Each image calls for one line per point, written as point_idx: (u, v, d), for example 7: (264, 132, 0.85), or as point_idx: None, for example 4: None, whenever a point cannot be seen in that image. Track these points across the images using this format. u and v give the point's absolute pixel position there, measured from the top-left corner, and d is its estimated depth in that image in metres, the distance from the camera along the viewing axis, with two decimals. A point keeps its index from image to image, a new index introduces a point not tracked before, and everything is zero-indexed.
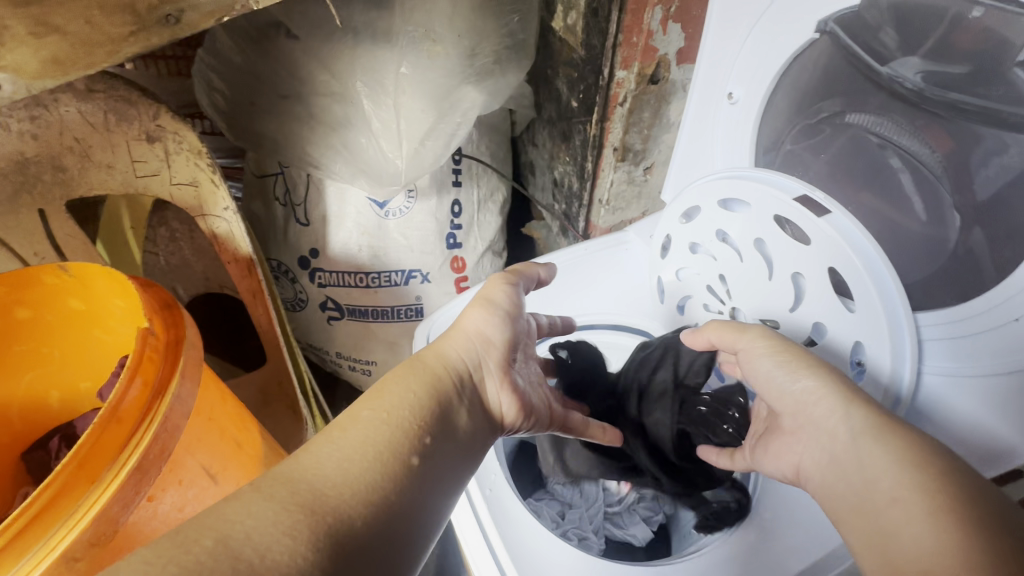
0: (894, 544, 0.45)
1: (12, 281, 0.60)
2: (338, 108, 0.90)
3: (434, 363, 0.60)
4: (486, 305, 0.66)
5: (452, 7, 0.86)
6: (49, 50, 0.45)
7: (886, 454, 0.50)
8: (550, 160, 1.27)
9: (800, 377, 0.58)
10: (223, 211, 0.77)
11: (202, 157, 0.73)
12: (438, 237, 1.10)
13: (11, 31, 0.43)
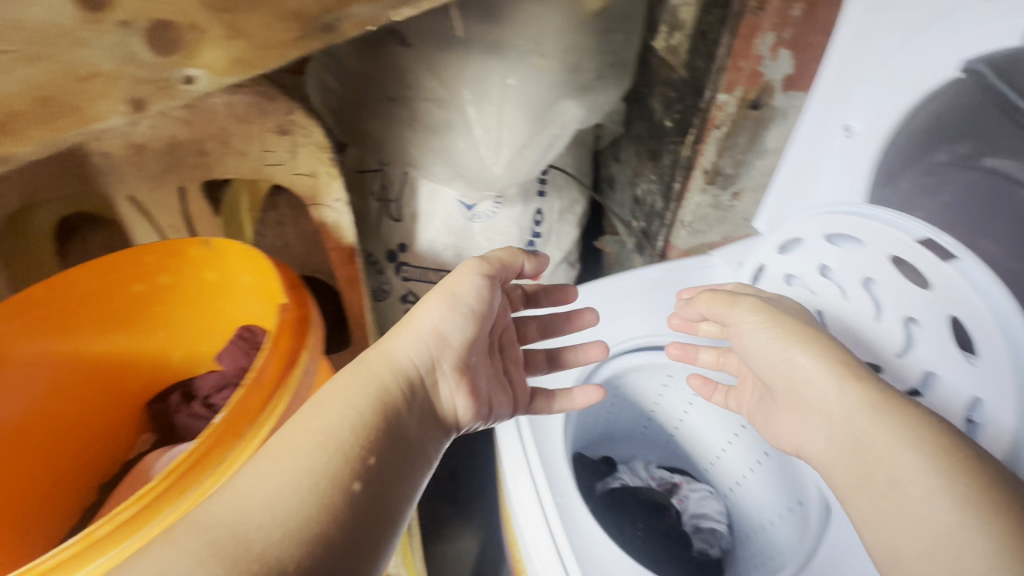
0: (902, 513, 0.50)
1: (158, 251, 0.66)
2: (440, 113, 0.93)
3: (377, 375, 0.62)
4: (440, 303, 0.67)
5: (561, 22, 0.88)
6: (235, 52, 0.48)
7: (887, 425, 0.54)
8: (633, 178, 1.27)
9: (792, 353, 0.64)
10: (334, 202, 0.83)
11: (325, 151, 0.80)
12: (518, 242, 1.15)
13: (208, 33, 0.45)
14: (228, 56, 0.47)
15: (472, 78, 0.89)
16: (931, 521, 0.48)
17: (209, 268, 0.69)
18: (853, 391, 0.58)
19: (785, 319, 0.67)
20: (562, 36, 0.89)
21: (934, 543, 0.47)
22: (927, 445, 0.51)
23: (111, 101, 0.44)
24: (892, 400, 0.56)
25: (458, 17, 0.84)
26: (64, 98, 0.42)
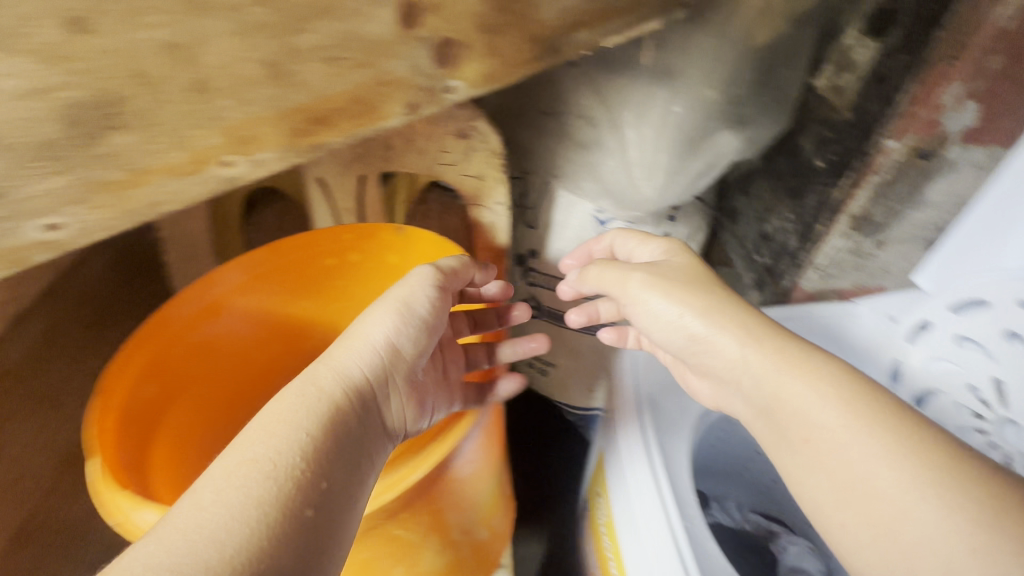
0: (842, 473, 0.49)
1: (357, 231, 0.72)
2: (596, 131, 0.97)
3: (314, 393, 0.48)
4: (388, 306, 0.56)
5: (737, 56, 0.89)
6: (487, 69, 0.54)
7: (818, 389, 0.52)
8: (763, 213, 1.23)
9: (725, 330, 0.57)
10: (495, 205, 0.88)
11: (498, 157, 0.84)
12: None
13: (473, 51, 0.51)
14: (479, 70, 0.53)
15: (642, 97, 0.91)
16: (864, 471, 0.48)
17: (394, 254, 0.75)
18: (767, 355, 0.55)
19: (661, 279, 0.62)
20: (735, 66, 0.90)
21: (872, 493, 0.47)
22: (833, 393, 0.52)
23: (395, 103, 0.48)
24: (784, 352, 0.55)
25: (651, 47, 0.88)
26: (365, 97, 0.45)
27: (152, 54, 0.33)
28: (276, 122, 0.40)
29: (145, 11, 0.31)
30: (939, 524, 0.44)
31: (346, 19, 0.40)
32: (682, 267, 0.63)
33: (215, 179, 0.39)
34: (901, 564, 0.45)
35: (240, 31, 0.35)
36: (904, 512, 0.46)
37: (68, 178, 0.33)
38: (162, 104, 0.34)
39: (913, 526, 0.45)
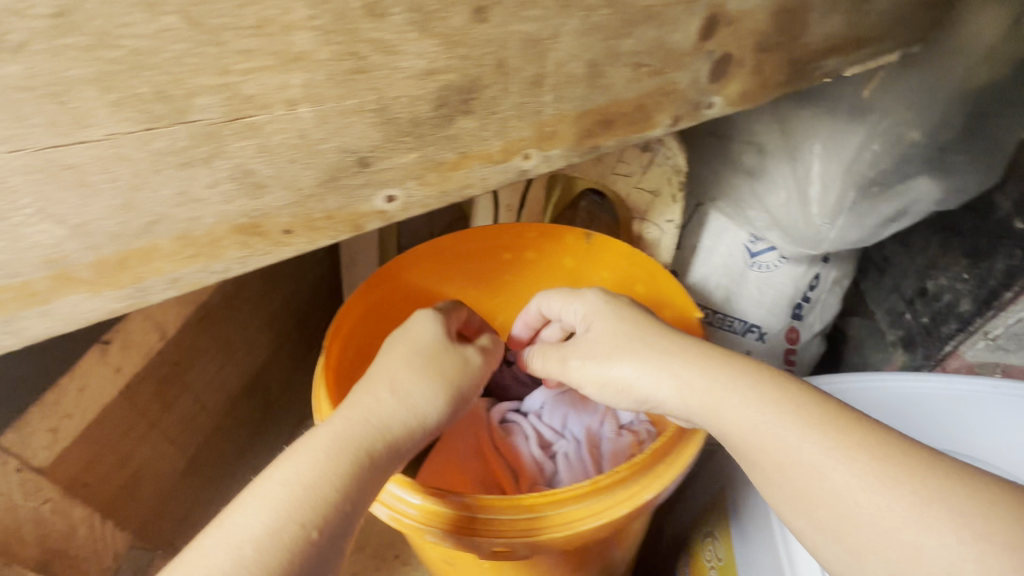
0: (802, 484, 0.35)
1: (542, 232, 0.72)
2: (756, 159, 0.79)
3: (349, 450, 0.38)
4: (426, 364, 0.44)
5: (973, 77, 0.65)
6: (746, 87, 0.51)
7: (749, 395, 0.39)
8: (924, 269, 0.83)
9: (663, 375, 0.42)
10: (664, 222, 0.86)
11: (679, 176, 0.82)
12: (789, 303, 0.94)
13: (742, 67, 0.49)
14: (740, 88, 0.51)
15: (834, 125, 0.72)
16: (835, 483, 0.34)
17: (572, 257, 0.74)
18: (695, 377, 0.41)
19: (621, 328, 0.46)
20: (961, 103, 0.66)
21: (829, 504, 0.34)
22: (785, 409, 0.38)
23: (666, 114, 0.47)
24: (709, 363, 0.42)
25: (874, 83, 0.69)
26: (646, 104, 0.44)
27: (518, 46, 0.33)
28: (575, 121, 0.41)
29: (528, 5, 0.32)
30: (931, 528, 0.31)
31: (661, 27, 0.40)
32: (609, 330, 0.47)
33: (512, 170, 0.40)
34: (879, 570, 0.32)
35: (586, 32, 0.36)
36: (882, 519, 0.32)
37: (418, 155, 0.34)
38: (505, 95, 0.35)
39: (911, 539, 0.31)
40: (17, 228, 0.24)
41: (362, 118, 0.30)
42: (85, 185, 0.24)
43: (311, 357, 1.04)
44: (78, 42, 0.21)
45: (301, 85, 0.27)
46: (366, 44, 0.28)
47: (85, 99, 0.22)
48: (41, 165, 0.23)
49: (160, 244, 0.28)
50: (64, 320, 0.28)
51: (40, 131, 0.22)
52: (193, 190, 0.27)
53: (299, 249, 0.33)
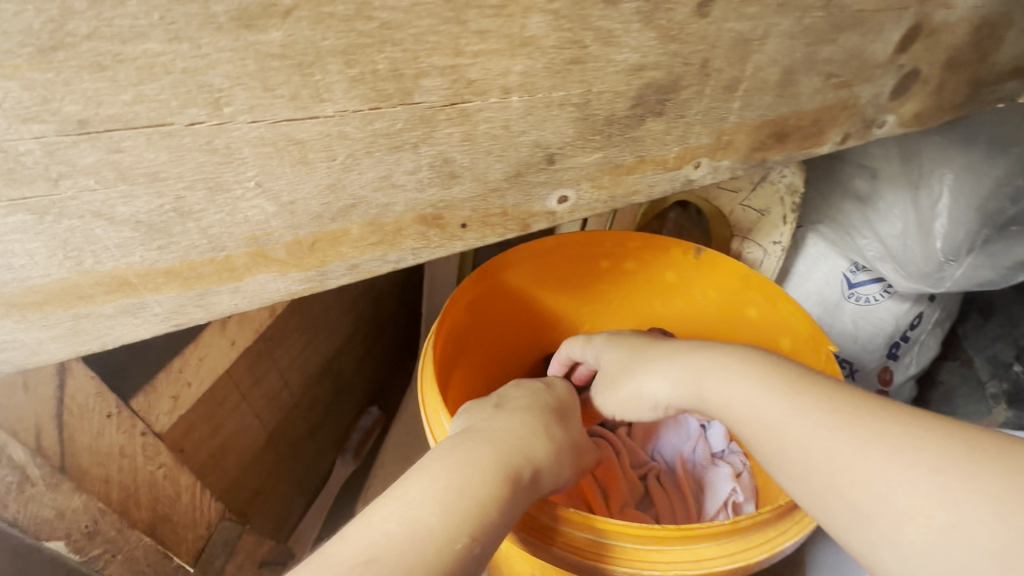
0: (772, 447, 0.31)
1: (646, 243, 0.65)
2: (869, 185, 0.66)
3: (507, 465, 0.37)
4: (558, 416, 0.46)
5: None
6: (923, 106, 0.46)
7: (722, 361, 0.36)
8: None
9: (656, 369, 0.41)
10: (769, 244, 0.74)
11: (795, 195, 0.71)
12: (887, 340, 0.76)
13: (926, 85, 0.44)
14: (917, 108, 0.46)
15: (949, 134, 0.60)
16: (798, 432, 0.30)
17: (676, 271, 0.68)
18: (680, 366, 0.39)
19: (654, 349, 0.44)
20: None
21: (833, 478, 0.27)
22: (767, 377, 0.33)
23: (838, 131, 0.42)
24: (692, 352, 0.39)
25: None
26: (823, 119, 0.40)
27: (727, 45, 0.30)
28: (753, 131, 0.37)
29: (749, 1, 0.29)
30: (900, 468, 0.25)
31: (864, 35, 0.36)
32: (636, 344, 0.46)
33: (680, 179, 0.37)
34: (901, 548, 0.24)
35: (793, 34, 0.33)
36: (843, 464, 0.27)
37: (601, 155, 0.32)
38: (698, 97, 0.32)
39: (878, 483, 0.26)
40: (236, 202, 0.23)
41: (563, 112, 0.28)
42: (305, 162, 0.23)
43: (381, 340, 1.02)
44: (339, 10, 0.20)
45: (521, 72, 0.25)
46: (591, 33, 0.26)
47: (329, 71, 0.21)
48: (273, 139, 0.22)
49: (351, 229, 0.27)
50: (250, 298, 0.27)
51: (282, 103, 0.21)
52: (395, 175, 0.26)
53: (468, 245, 0.32)
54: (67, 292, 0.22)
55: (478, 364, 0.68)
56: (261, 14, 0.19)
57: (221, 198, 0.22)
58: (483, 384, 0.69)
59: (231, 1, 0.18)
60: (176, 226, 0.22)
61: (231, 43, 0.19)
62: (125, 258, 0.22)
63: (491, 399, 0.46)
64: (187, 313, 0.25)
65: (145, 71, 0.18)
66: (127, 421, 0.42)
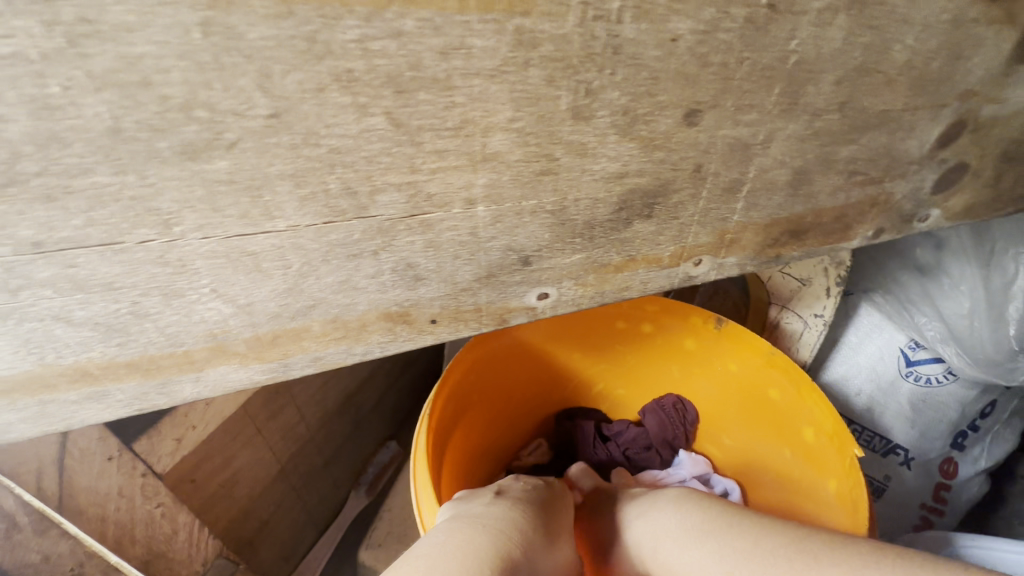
0: None
1: (671, 306, 0.61)
2: (933, 261, 0.57)
3: (507, 558, 0.36)
4: (558, 514, 0.44)
5: None
6: (980, 200, 0.41)
7: (664, 519, 0.40)
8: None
9: (629, 531, 0.44)
10: (810, 317, 0.62)
11: (839, 267, 0.58)
12: (951, 430, 0.64)
13: (984, 175, 0.39)
14: (969, 201, 0.40)
15: (1021, 222, 0.53)
16: None
17: (695, 339, 0.63)
18: (637, 525, 0.43)
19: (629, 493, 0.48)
20: None
21: None
22: (693, 530, 0.38)
23: (869, 225, 0.39)
24: (644, 509, 0.43)
25: None
26: (848, 216, 0.37)
27: (723, 151, 0.29)
28: (763, 229, 0.35)
29: (746, 109, 0.27)
30: None
31: (893, 133, 0.33)
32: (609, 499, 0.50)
33: (678, 275, 0.35)
34: None
35: (804, 137, 0.30)
36: None
37: (584, 256, 0.30)
38: (693, 200, 0.30)
39: None
40: (191, 305, 0.23)
41: (536, 219, 0.27)
42: (260, 270, 0.23)
43: (408, 372, 0.94)
44: (284, 140, 0.20)
45: (485, 184, 0.25)
46: (562, 147, 0.25)
47: (279, 192, 0.21)
48: (225, 251, 0.22)
49: (312, 326, 0.27)
50: (212, 386, 0.27)
51: (231, 220, 0.21)
52: (355, 279, 0.26)
53: (440, 338, 0.31)
54: (32, 381, 0.23)
55: (484, 418, 0.65)
56: (204, 148, 0.19)
57: (176, 303, 0.23)
58: (489, 438, 0.66)
59: (174, 139, 0.18)
60: (133, 326, 0.23)
61: (177, 173, 0.19)
62: (85, 353, 0.23)
63: (491, 488, 0.45)
64: (149, 399, 0.26)
65: (95, 200, 0.19)
66: (127, 463, 0.44)
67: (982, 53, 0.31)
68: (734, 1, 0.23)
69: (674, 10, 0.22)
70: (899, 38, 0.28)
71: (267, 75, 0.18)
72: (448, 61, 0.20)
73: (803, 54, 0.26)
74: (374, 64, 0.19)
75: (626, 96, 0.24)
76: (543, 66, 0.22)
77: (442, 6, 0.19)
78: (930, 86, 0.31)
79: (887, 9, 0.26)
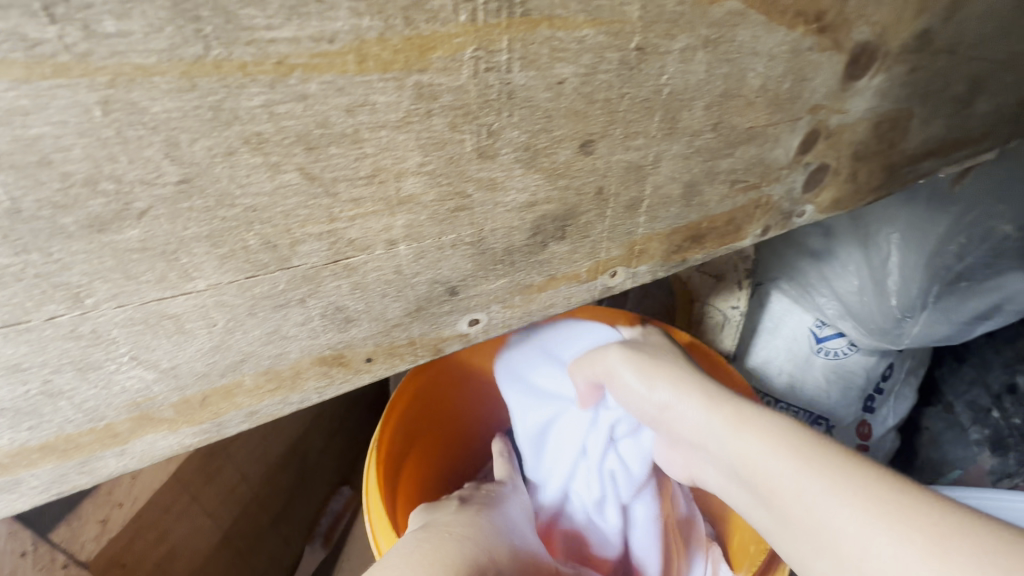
0: (768, 485, 0.36)
1: None
2: (825, 244, 0.64)
3: (479, 557, 0.37)
4: (517, 519, 0.47)
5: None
6: (845, 195, 0.47)
7: (749, 409, 0.40)
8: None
9: (687, 393, 0.43)
10: (728, 309, 0.67)
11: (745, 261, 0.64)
12: (860, 395, 0.71)
13: (843, 174, 0.45)
14: (837, 196, 0.46)
15: (890, 206, 0.59)
16: (802, 484, 0.34)
17: None
18: (706, 395, 0.43)
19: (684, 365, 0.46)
20: None
21: (812, 521, 0.32)
22: (782, 432, 0.37)
23: (757, 225, 0.44)
24: (721, 391, 0.43)
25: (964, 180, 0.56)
26: (738, 219, 0.42)
27: (620, 173, 0.32)
28: (665, 238, 0.38)
29: (634, 136, 0.31)
30: (874, 525, 0.30)
31: (761, 145, 0.38)
32: (671, 354, 0.48)
33: (597, 287, 0.37)
34: None
35: (687, 154, 0.34)
36: (823, 512, 0.32)
37: (507, 280, 0.32)
38: (600, 219, 0.33)
39: (845, 532, 0.31)
40: (111, 375, 0.23)
41: (457, 251, 0.29)
42: (182, 332, 0.23)
43: (355, 413, 0.88)
44: (197, 204, 0.20)
45: (404, 225, 0.26)
46: (473, 184, 0.27)
47: (195, 254, 0.21)
48: (143, 317, 0.22)
49: (243, 380, 0.26)
50: (139, 457, 0.26)
51: (147, 286, 0.21)
52: (284, 328, 0.26)
53: (378, 375, 0.31)
54: None
55: (435, 446, 0.65)
56: (113, 219, 0.19)
57: (92, 375, 0.23)
58: (443, 465, 0.66)
59: (80, 212, 0.19)
60: (46, 406, 0.22)
61: (84, 246, 0.19)
62: None
63: (454, 498, 0.47)
64: (68, 480, 0.25)
65: None
66: (43, 557, 0.44)
67: (820, 74, 0.36)
68: (607, 47, 0.26)
69: (557, 58, 0.25)
70: (751, 67, 0.32)
71: (174, 144, 0.19)
72: (354, 117, 0.21)
73: (674, 86, 0.30)
74: (283, 126, 0.20)
75: (525, 133, 0.26)
76: (445, 114, 0.23)
77: (343, 70, 0.20)
78: (784, 104, 0.36)
79: (737, 45, 0.31)
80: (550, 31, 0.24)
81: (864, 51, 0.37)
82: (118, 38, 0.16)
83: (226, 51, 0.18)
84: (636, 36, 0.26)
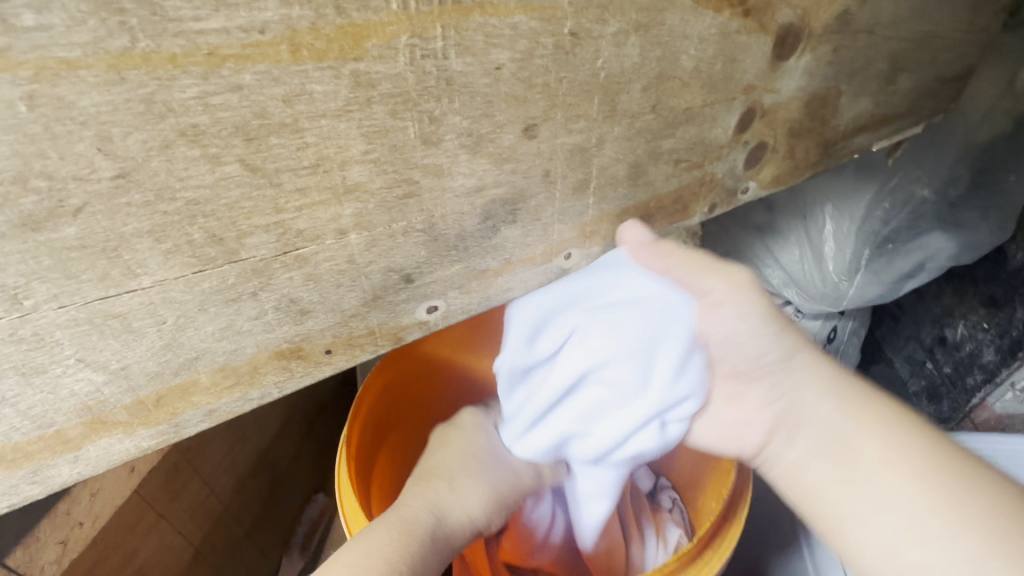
0: (878, 489, 0.33)
1: None
2: (768, 217, 0.67)
3: (400, 512, 0.43)
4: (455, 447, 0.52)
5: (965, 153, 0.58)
6: (784, 170, 0.49)
7: (888, 410, 0.35)
8: (940, 316, 0.70)
9: (823, 366, 0.37)
10: None
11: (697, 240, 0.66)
12: None
13: (780, 150, 0.47)
14: (777, 171, 0.48)
15: (824, 180, 0.63)
16: (929, 505, 0.31)
17: None
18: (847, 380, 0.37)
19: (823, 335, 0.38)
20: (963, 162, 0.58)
21: (921, 542, 0.30)
22: (913, 445, 0.33)
23: (704, 202, 0.45)
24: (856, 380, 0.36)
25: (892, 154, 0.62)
26: (684, 197, 0.44)
27: (565, 156, 0.33)
28: (616, 218, 0.39)
29: (575, 119, 0.32)
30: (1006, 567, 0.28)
31: (700, 125, 0.40)
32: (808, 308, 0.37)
33: (553, 269, 0.38)
34: None
35: (629, 136, 0.35)
36: (947, 538, 0.30)
37: (462, 266, 0.33)
38: (550, 202, 0.34)
39: (970, 562, 0.29)
40: (57, 379, 0.23)
41: (410, 238, 0.29)
42: (131, 331, 0.23)
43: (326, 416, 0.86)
44: (136, 199, 0.20)
45: (353, 214, 0.26)
46: (419, 170, 0.27)
47: (138, 250, 0.21)
48: (88, 317, 0.22)
49: (200, 378, 0.26)
50: (94, 463, 0.26)
51: (89, 285, 0.21)
52: (238, 323, 0.26)
53: (339, 367, 0.31)
54: None
55: (407, 440, 0.65)
56: (47, 218, 0.19)
57: (37, 379, 0.22)
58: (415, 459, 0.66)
59: (12, 212, 0.18)
60: None
61: (19, 246, 0.19)
62: None
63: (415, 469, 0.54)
64: (20, 491, 0.24)
65: None
66: None
67: (749, 55, 0.38)
68: (542, 33, 0.27)
69: (492, 44, 0.26)
70: (683, 50, 0.34)
71: (107, 139, 0.19)
72: (293, 107, 0.22)
73: (610, 69, 0.31)
74: (219, 117, 0.20)
75: (467, 120, 0.27)
76: (385, 102, 0.24)
77: (277, 60, 0.20)
78: (719, 85, 0.38)
79: (667, 29, 0.32)
80: (483, 18, 0.25)
81: (789, 32, 0.39)
82: (39, 31, 0.16)
83: (154, 43, 0.18)
84: (568, 21, 0.28)
